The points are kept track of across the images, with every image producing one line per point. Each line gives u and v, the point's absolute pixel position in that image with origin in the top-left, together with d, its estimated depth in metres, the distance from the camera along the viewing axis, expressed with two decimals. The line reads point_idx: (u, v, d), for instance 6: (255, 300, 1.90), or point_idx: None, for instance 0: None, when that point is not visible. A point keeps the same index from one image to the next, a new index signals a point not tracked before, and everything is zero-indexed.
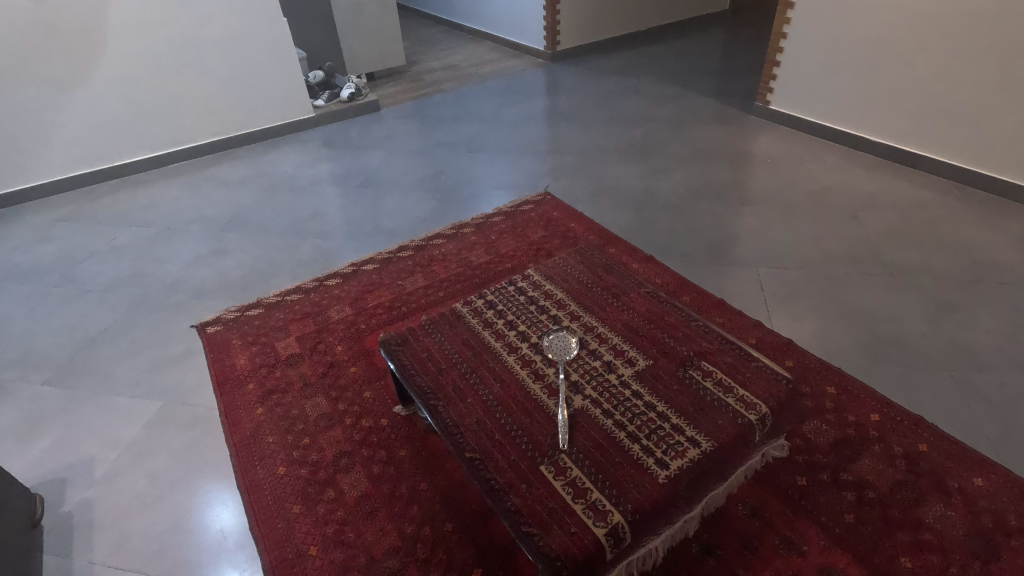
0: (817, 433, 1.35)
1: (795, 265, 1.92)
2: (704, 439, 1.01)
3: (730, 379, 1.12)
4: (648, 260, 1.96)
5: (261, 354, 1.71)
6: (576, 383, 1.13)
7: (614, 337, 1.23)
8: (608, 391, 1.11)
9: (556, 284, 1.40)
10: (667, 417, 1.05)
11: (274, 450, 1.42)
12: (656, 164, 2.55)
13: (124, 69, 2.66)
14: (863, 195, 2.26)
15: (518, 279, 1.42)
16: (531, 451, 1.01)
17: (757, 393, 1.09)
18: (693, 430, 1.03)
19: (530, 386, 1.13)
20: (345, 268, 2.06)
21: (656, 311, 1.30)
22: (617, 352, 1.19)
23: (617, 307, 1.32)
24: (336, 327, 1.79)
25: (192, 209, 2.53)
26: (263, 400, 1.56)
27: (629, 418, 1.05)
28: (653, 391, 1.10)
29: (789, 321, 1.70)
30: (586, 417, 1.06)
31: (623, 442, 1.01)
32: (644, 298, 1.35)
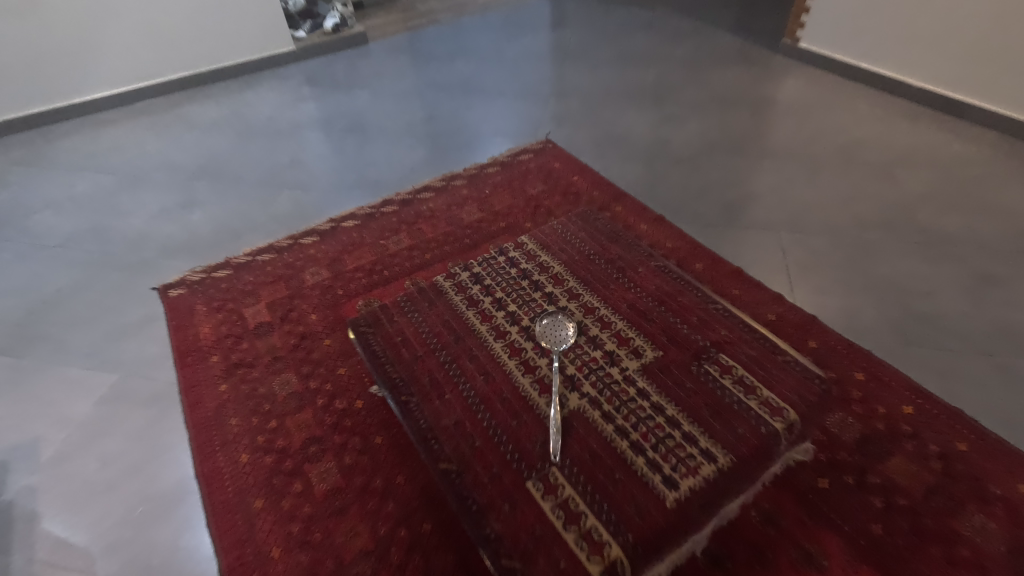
0: (842, 426, 1.20)
1: (821, 229, 1.71)
2: (724, 455, 0.85)
3: (753, 377, 0.95)
4: (657, 221, 1.76)
5: (227, 322, 1.55)
6: (572, 377, 0.97)
7: (619, 321, 1.06)
8: (611, 390, 0.95)
9: (553, 255, 1.22)
10: (677, 424, 0.89)
11: (238, 434, 1.28)
12: (670, 110, 2.30)
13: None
14: (898, 149, 2.02)
15: (509, 249, 1.24)
16: (518, 461, 0.87)
17: (783, 395, 0.93)
18: (707, 440, 0.87)
19: (519, 380, 0.97)
20: (324, 225, 1.87)
21: (668, 293, 1.13)
22: (621, 341, 1.02)
23: (623, 286, 1.15)
24: (311, 292, 1.62)
25: (159, 154, 2.30)
26: (227, 375, 1.41)
27: (634, 424, 0.90)
28: (662, 390, 0.94)
29: (812, 293, 1.52)
30: (584, 420, 0.91)
31: (626, 455, 0.86)
32: (654, 273, 1.18)
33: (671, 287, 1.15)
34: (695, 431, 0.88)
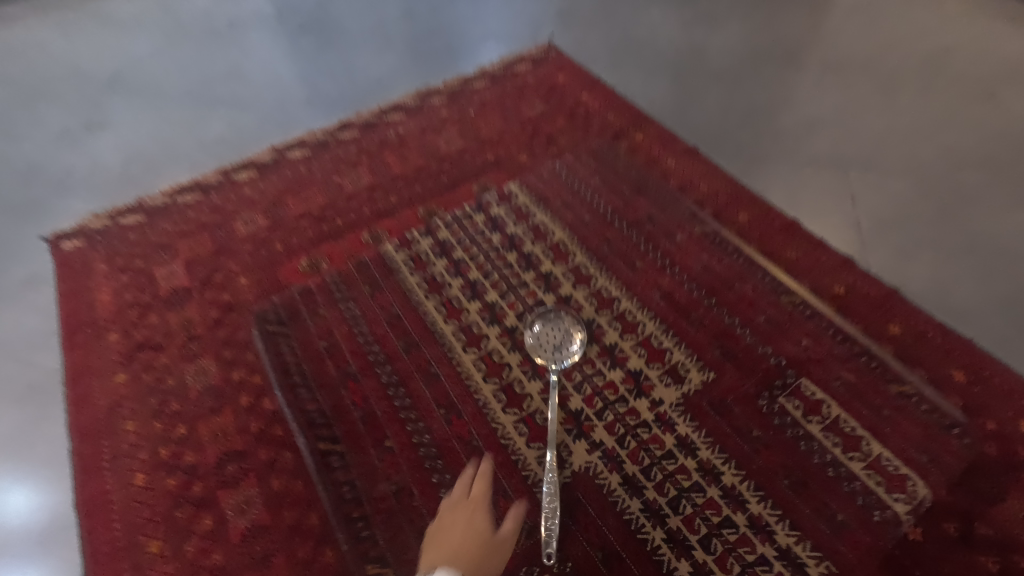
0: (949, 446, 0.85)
1: (901, 168, 1.31)
2: (799, 545, 0.76)
3: (850, 419, 0.85)
4: (690, 154, 1.36)
5: (132, 288, 1.20)
6: (584, 418, 0.87)
7: (648, 330, 0.95)
8: (637, 440, 0.85)
9: (557, 219, 1.10)
10: (739, 501, 0.79)
11: (134, 446, 0.97)
12: (706, 6, 1.81)
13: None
14: (1001, 59, 1.57)
15: (494, 208, 1.13)
16: None
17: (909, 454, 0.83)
18: (782, 530, 0.77)
19: (496, 419, 0.89)
20: (264, 155, 1.47)
21: (718, 280, 1.00)
22: (653, 360, 0.92)
23: (656, 264, 1.02)
24: (242, 247, 1.26)
25: (66, 60, 1.85)
26: (126, 361, 1.08)
27: (672, 496, 0.80)
28: (711, 441, 0.84)
29: (891, 257, 1.15)
30: (595, 484, 0.82)
31: (659, 546, 0.77)
32: (696, 243, 1.05)
33: (725, 269, 1.01)
34: (759, 507, 0.79)
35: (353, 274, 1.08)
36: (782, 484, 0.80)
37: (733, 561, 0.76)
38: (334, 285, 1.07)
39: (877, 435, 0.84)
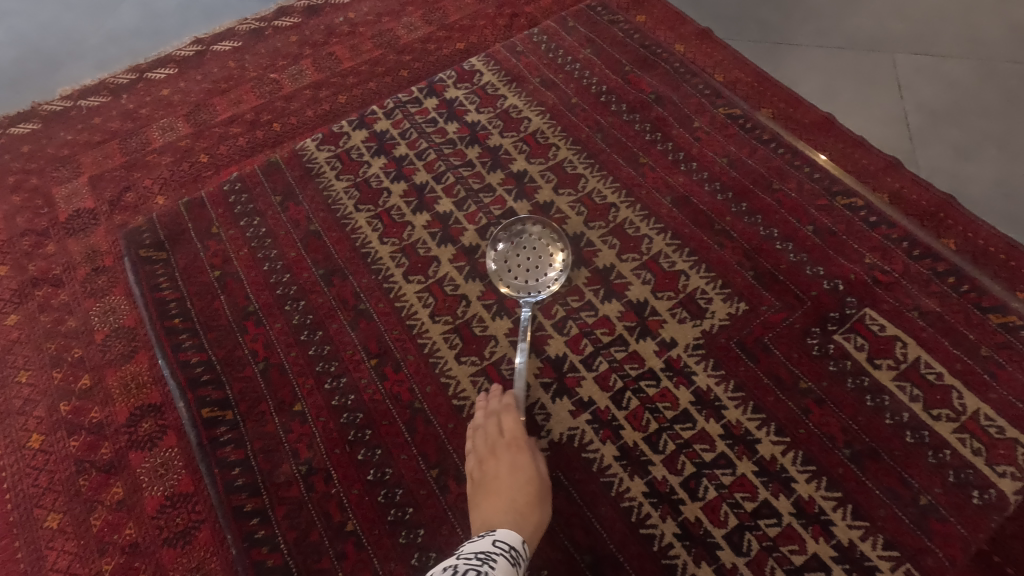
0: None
1: (961, 49, 1.08)
2: (866, 541, 0.60)
3: (937, 364, 0.67)
4: (701, 36, 1.11)
5: (27, 211, 0.99)
6: (565, 374, 0.71)
7: (650, 252, 0.76)
8: (640, 400, 0.68)
9: (537, 104, 0.89)
10: (782, 482, 0.63)
11: (28, 400, 0.81)
12: None
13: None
14: None
15: (450, 95, 0.91)
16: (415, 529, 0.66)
17: (1003, 400, 0.65)
18: (841, 518, 0.61)
19: (441, 369, 0.73)
20: (186, 50, 1.21)
21: (748, 181, 0.80)
22: (664, 292, 0.73)
23: (668, 161, 0.82)
24: (159, 159, 1.04)
25: None
26: (20, 300, 0.90)
27: (685, 474, 0.64)
28: (737, 400, 0.67)
29: (946, 156, 0.95)
30: (582, 458, 0.67)
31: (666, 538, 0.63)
32: (715, 133, 0.84)
33: (756, 165, 0.81)
34: (809, 489, 0.62)
35: (259, 178, 0.89)
36: (842, 457, 0.63)
37: (771, 562, 0.61)
38: (233, 193, 0.87)
39: (971, 386, 0.66)
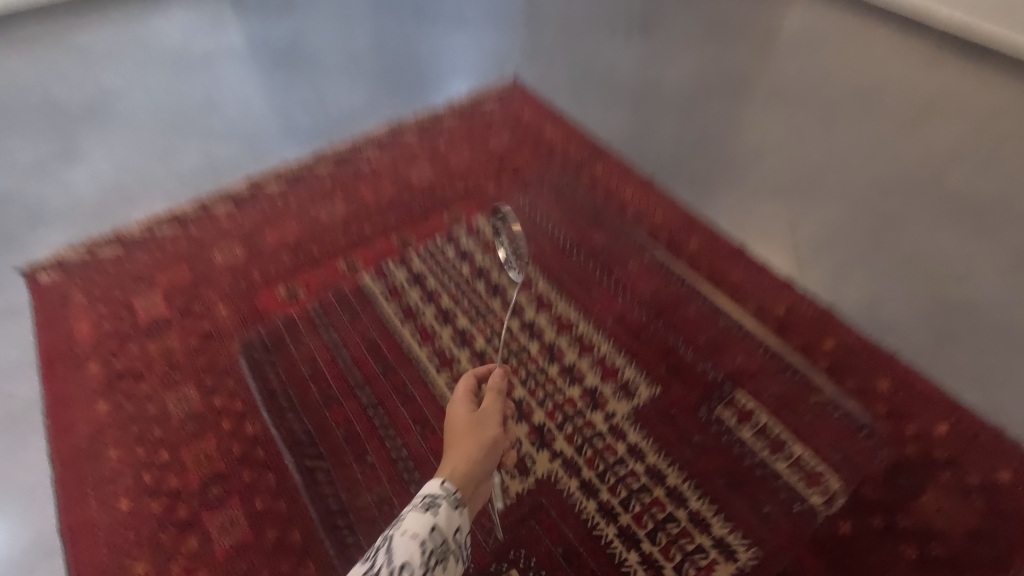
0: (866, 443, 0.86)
1: (836, 199, 1.45)
2: (736, 538, 0.83)
3: (783, 427, 0.90)
4: (645, 185, 1.46)
5: (112, 319, 1.23)
6: (545, 432, 0.95)
7: (603, 348, 1.03)
8: (593, 448, 0.93)
9: (521, 248, 1.17)
10: (681, 501, 0.86)
11: (116, 472, 1.01)
12: (660, 45, 1.95)
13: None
14: (922, 99, 1.74)
15: (459, 240, 1.22)
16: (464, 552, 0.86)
17: (823, 450, 0.87)
18: (722, 525, 0.84)
19: None
20: (241, 188, 1.52)
21: (665, 303, 1.08)
22: (608, 378, 1.00)
23: (611, 291, 1.10)
24: (220, 277, 1.31)
25: (35, 90, 1.85)
26: (107, 390, 1.11)
27: (625, 499, 0.88)
28: (658, 446, 0.92)
29: (827, 277, 1.28)
30: (556, 490, 0.90)
31: (613, 542, 0.85)
32: (644, 271, 1.13)
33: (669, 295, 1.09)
34: (700, 504, 0.86)
35: (333, 307, 1.15)
36: (720, 483, 0.87)
37: (678, 555, 0.83)
38: (317, 315, 1.13)
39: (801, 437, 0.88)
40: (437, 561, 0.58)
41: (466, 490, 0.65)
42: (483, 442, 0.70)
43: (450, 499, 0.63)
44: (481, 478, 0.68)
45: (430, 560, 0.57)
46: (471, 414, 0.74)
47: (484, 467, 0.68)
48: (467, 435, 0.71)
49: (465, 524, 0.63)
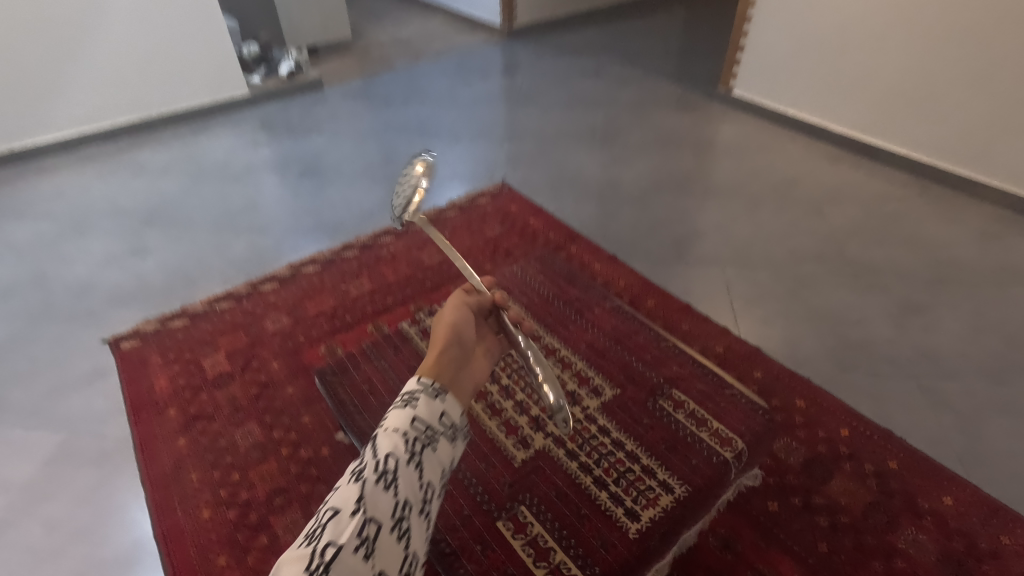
0: (766, 421, 1.06)
1: (762, 265, 1.83)
2: (681, 485, 0.99)
3: (704, 410, 1.10)
4: (611, 260, 1.83)
5: (185, 374, 1.51)
6: (537, 418, 1.14)
7: (579, 363, 1.26)
8: (574, 429, 1.12)
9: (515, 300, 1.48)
10: (636, 458, 1.05)
11: (198, 489, 1.26)
12: (618, 153, 2.42)
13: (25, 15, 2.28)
14: (827, 188, 2.17)
15: None
16: (486, 504, 1.01)
17: (733, 426, 1.06)
18: (665, 473, 1.01)
19: (486, 423, 1.13)
20: (283, 270, 1.85)
21: (623, 334, 1.33)
22: (582, 382, 1.21)
23: (581, 326, 1.37)
24: (271, 339, 1.61)
25: (106, 199, 2.23)
26: (185, 429, 1.38)
27: (597, 460, 1.06)
28: (621, 426, 1.11)
29: (756, 325, 1.62)
30: (549, 458, 1.07)
31: (590, 490, 1.02)
32: (608, 312, 1.40)
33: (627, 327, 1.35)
34: (653, 463, 1.04)
35: (377, 344, 1.46)
36: (663, 447, 1.06)
37: (639, 499, 0.99)
38: (368, 349, 1.44)
39: (718, 417, 1.08)
40: (423, 446, 0.74)
41: (439, 380, 0.83)
42: (448, 348, 0.89)
43: (428, 392, 0.80)
44: (454, 370, 0.86)
45: (415, 448, 0.73)
46: (450, 325, 0.93)
47: (454, 362, 0.87)
48: (438, 344, 0.90)
49: (448, 411, 0.80)
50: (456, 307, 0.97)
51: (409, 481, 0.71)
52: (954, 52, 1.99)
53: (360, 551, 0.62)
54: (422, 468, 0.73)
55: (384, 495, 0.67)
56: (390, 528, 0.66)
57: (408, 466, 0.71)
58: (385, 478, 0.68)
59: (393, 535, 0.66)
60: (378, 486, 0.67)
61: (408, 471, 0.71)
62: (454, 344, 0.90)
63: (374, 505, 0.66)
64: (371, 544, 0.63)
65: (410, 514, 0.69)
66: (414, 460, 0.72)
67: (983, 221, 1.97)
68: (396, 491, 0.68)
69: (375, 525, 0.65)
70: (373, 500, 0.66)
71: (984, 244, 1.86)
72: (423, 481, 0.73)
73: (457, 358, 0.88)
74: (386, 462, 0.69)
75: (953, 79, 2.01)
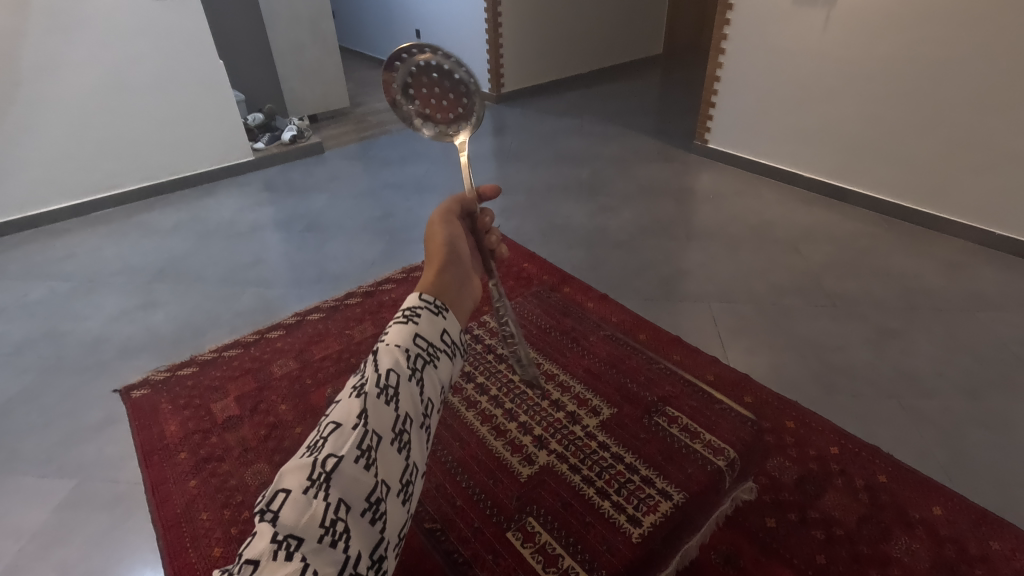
0: (754, 432, 1.15)
1: (746, 299, 1.93)
2: (678, 492, 1.06)
3: (695, 424, 1.19)
4: (603, 298, 1.93)
5: (195, 419, 1.56)
6: (541, 437, 1.23)
7: (577, 387, 1.37)
8: (576, 446, 1.20)
9: None
10: (635, 469, 1.12)
11: (209, 527, 1.28)
12: (604, 202, 2.57)
13: (48, 89, 2.42)
14: (801, 227, 2.32)
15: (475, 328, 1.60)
16: (496, 516, 1.09)
17: (725, 437, 1.14)
18: (663, 481, 1.08)
19: (492, 444, 1.23)
20: (289, 318, 1.93)
21: (618, 359, 1.46)
22: (581, 403, 1.32)
23: (579, 352, 1.50)
24: (279, 383, 1.66)
25: (116, 259, 2.32)
26: (196, 470, 1.41)
27: (598, 472, 1.14)
28: (619, 442, 1.20)
29: (744, 353, 1.70)
30: (554, 473, 1.15)
31: (594, 500, 1.08)
32: (602, 340, 1.54)
33: (620, 354, 1.48)
34: (651, 473, 1.10)
35: None
36: (660, 457, 1.13)
37: (641, 506, 1.05)
38: None
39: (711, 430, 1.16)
40: (426, 362, 0.60)
41: (440, 296, 0.67)
42: (447, 266, 0.70)
43: (429, 308, 0.64)
44: (457, 290, 0.70)
45: (418, 363, 0.59)
46: (445, 241, 0.74)
47: (455, 283, 0.70)
48: (432, 263, 0.71)
49: (451, 327, 0.65)
50: (450, 221, 0.78)
51: (411, 397, 0.57)
52: (906, 102, 2.18)
53: (361, 466, 0.51)
54: (425, 385, 0.59)
55: (386, 411, 0.54)
56: (390, 444, 0.54)
57: (412, 383, 0.58)
58: (388, 393, 0.55)
59: (395, 453, 0.54)
60: (379, 402, 0.54)
61: (411, 388, 0.57)
62: (452, 261, 0.72)
63: (377, 421, 0.53)
64: (373, 458, 0.52)
65: (413, 430, 0.57)
66: (417, 376, 0.58)
67: (950, 253, 2.10)
68: (397, 409, 0.55)
69: (376, 439, 0.53)
70: (377, 416, 0.53)
71: (950, 273, 1.99)
72: (425, 398, 0.59)
73: (462, 275, 0.72)
74: (388, 377, 0.56)
75: (904, 126, 2.21)
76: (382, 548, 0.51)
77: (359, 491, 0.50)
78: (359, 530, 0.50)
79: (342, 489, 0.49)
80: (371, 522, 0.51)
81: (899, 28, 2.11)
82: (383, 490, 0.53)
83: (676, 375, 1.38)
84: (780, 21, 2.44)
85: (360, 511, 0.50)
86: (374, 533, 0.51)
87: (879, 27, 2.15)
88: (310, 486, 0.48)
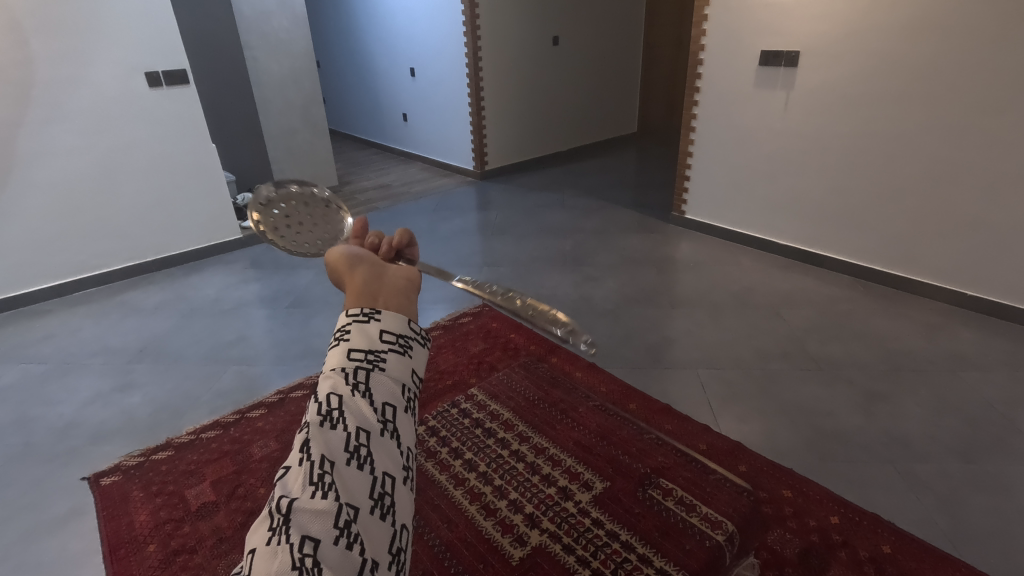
0: (750, 503, 1.12)
1: (733, 364, 1.94)
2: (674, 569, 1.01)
3: (691, 496, 1.14)
4: (591, 367, 1.92)
5: (167, 507, 1.48)
6: (532, 515, 1.19)
7: (569, 459, 1.35)
8: (569, 523, 1.16)
9: (501, 404, 1.57)
10: (632, 547, 1.07)
11: None
12: (589, 272, 2.62)
13: (41, 174, 2.46)
14: (782, 293, 2.37)
15: (463, 402, 1.57)
16: None
17: (720, 510, 1.10)
18: (661, 560, 1.03)
19: (482, 524, 1.18)
20: (271, 397, 1.88)
21: (607, 431, 1.44)
22: (573, 477, 1.29)
23: (568, 425, 1.48)
24: (258, 466, 1.59)
25: (95, 339, 2.28)
26: (165, 564, 1.32)
27: (593, 551, 1.09)
28: (614, 518, 1.16)
29: (735, 420, 1.68)
30: (550, 556, 1.10)
31: None
32: (592, 412, 1.53)
33: (608, 424, 1.47)
34: (645, 549, 1.06)
35: None
36: (656, 533, 1.08)
37: None
38: None
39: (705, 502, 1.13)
40: (371, 369, 0.49)
41: (364, 300, 0.54)
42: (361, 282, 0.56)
43: (358, 319, 0.52)
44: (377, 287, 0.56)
45: (359, 376, 0.48)
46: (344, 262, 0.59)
47: (373, 283, 0.56)
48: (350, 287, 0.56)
49: (391, 324, 0.53)
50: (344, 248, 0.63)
51: (360, 412, 0.47)
52: (868, 172, 2.29)
53: (318, 494, 0.43)
54: (375, 393, 0.48)
55: (331, 435, 0.45)
56: (346, 464, 0.45)
57: (357, 399, 0.47)
58: (331, 418, 0.46)
59: (356, 471, 0.45)
60: (322, 430, 0.45)
61: (355, 403, 0.47)
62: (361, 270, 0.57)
63: (323, 446, 0.44)
64: (330, 482, 0.43)
65: (374, 440, 0.47)
66: (362, 389, 0.48)
67: (927, 315, 2.15)
68: (346, 427, 0.46)
69: (328, 463, 0.44)
70: (321, 443, 0.44)
71: (931, 334, 2.03)
72: (378, 407, 0.48)
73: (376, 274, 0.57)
74: (327, 402, 0.46)
75: (869, 196, 2.32)
76: (371, 570, 0.42)
77: (322, 521, 0.42)
78: (338, 561, 0.40)
79: (305, 524, 0.41)
80: (348, 548, 0.42)
81: (853, 107, 2.27)
82: (351, 511, 0.43)
83: (668, 444, 1.36)
84: (745, 102, 2.61)
85: (332, 540, 0.41)
86: (354, 558, 0.41)
87: (835, 107, 2.31)
88: (273, 535, 0.41)
